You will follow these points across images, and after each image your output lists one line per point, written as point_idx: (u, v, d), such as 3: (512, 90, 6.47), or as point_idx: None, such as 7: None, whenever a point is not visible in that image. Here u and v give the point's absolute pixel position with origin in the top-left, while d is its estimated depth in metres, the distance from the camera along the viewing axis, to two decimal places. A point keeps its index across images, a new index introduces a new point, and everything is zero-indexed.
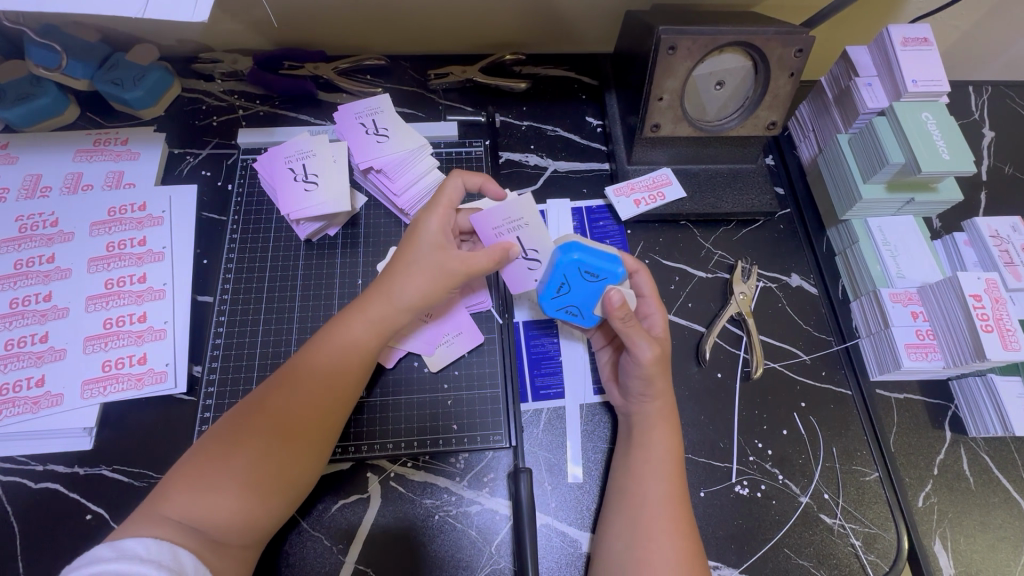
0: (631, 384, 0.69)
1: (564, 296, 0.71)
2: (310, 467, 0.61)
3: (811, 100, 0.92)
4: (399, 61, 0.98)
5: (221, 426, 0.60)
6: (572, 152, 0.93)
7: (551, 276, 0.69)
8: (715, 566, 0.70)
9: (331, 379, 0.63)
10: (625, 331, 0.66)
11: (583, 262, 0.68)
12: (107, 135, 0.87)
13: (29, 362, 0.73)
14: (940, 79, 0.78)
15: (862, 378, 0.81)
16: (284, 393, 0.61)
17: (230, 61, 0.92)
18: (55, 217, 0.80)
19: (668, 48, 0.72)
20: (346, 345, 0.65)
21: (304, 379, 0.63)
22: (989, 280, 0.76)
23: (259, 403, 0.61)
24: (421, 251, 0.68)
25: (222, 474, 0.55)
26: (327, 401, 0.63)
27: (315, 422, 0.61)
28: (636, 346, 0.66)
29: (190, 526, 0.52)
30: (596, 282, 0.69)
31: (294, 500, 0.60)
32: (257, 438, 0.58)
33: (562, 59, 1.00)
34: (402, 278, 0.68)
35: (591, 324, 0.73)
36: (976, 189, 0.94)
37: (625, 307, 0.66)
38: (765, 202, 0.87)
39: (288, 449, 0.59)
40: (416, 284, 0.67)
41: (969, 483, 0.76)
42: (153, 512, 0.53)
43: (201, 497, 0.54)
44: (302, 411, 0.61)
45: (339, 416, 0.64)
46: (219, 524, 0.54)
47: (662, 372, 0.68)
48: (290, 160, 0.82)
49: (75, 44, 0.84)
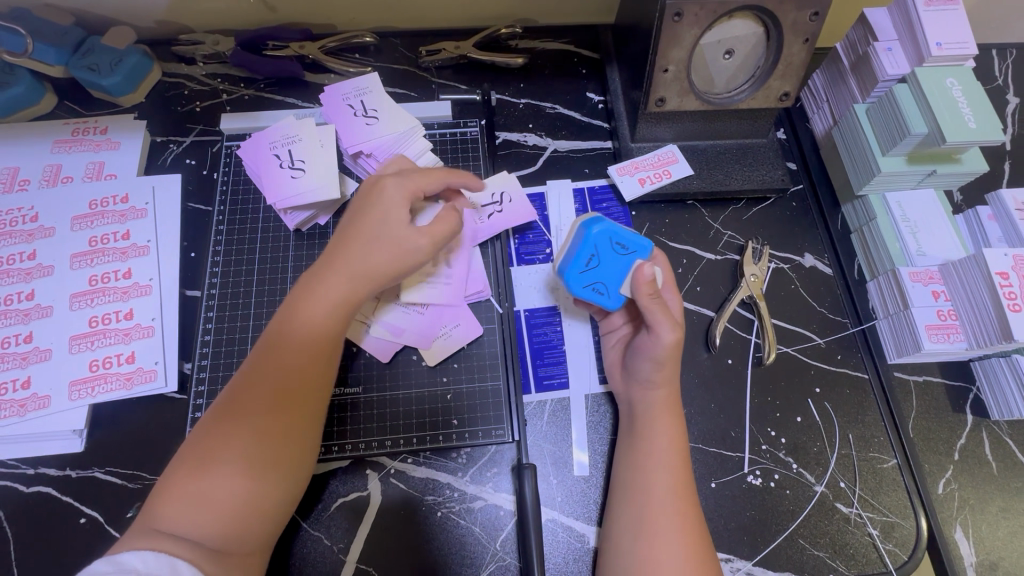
0: (640, 367, 0.67)
1: (590, 271, 0.68)
2: (301, 457, 0.58)
3: (825, 69, 0.87)
4: (388, 38, 0.93)
5: (200, 429, 0.57)
6: (573, 130, 0.88)
7: (581, 245, 0.68)
8: (727, 559, 0.68)
9: (304, 362, 0.60)
10: (649, 308, 0.63)
11: (611, 231, 0.67)
12: (85, 124, 0.83)
13: (14, 363, 0.70)
14: (968, 41, 0.73)
15: (879, 361, 0.77)
16: (252, 386, 0.58)
17: (211, 42, 0.87)
18: (35, 211, 0.77)
19: (674, 14, 0.68)
20: (310, 324, 0.61)
21: (275, 362, 0.59)
22: (1016, 256, 0.71)
23: (235, 403, 0.58)
24: (383, 228, 0.65)
25: (210, 482, 0.53)
26: (297, 382, 0.59)
27: (288, 405, 0.58)
28: (658, 327, 0.64)
29: (188, 538, 0.50)
30: (625, 255, 0.67)
31: (295, 486, 0.58)
32: (235, 434, 0.55)
33: (560, 31, 0.95)
34: (363, 254, 0.63)
35: (615, 306, 0.68)
36: (1000, 159, 0.89)
37: (653, 283, 0.64)
38: (776, 178, 0.83)
39: (272, 443, 0.56)
40: (384, 265, 0.64)
41: (992, 469, 0.73)
42: (147, 528, 0.51)
43: (194, 503, 0.52)
44: (274, 399, 0.58)
45: (317, 393, 0.61)
46: (216, 534, 0.52)
47: (675, 359, 0.66)
48: (275, 146, 0.78)
49: (46, 29, 0.80)
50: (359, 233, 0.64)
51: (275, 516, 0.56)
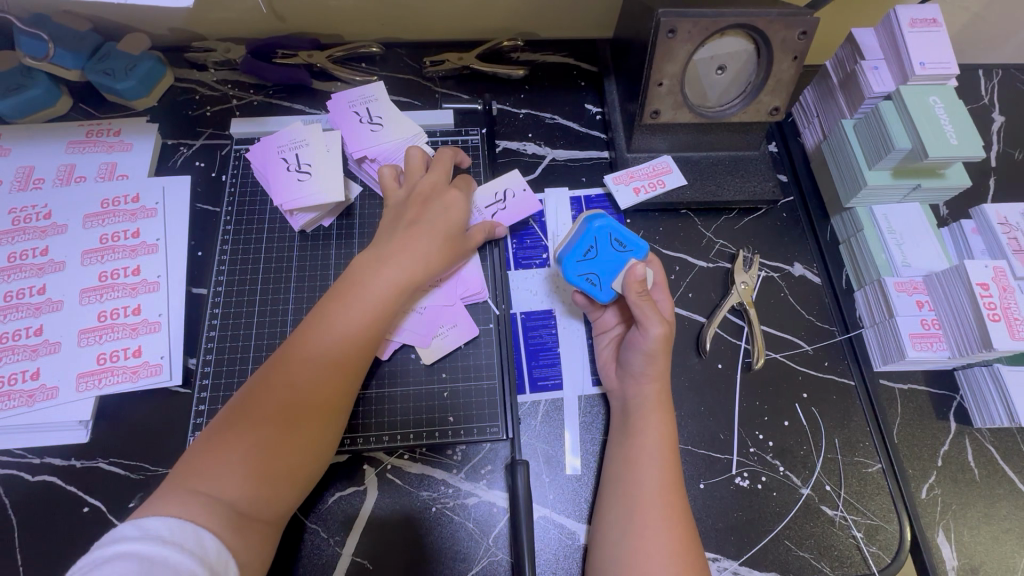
0: (633, 360, 0.69)
1: (586, 262, 0.70)
2: (326, 439, 0.60)
3: (816, 85, 0.90)
4: (393, 48, 0.96)
5: (226, 410, 0.58)
6: (571, 140, 0.91)
7: (580, 237, 0.70)
8: (714, 559, 0.70)
9: (352, 345, 0.62)
10: (638, 305, 0.65)
11: (610, 228, 0.70)
12: (99, 126, 0.86)
13: (25, 355, 0.72)
14: (950, 62, 0.76)
15: (866, 369, 0.79)
16: (299, 365, 0.60)
17: (223, 49, 0.90)
18: (48, 209, 0.80)
19: (668, 31, 0.71)
20: (361, 316, 0.63)
21: (321, 342, 0.61)
22: (997, 268, 0.74)
23: (278, 375, 0.59)
24: (430, 219, 0.71)
25: (240, 456, 0.54)
26: (340, 372, 0.61)
27: (326, 399, 0.60)
28: (647, 321, 0.65)
29: (217, 501, 0.52)
30: (619, 251, 0.70)
31: (312, 474, 0.60)
32: (277, 409, 0.57)
33: (560, 45, 0.98)
34: (415, 244, 0.68)
35: (608, 299, 0.70)
36: (985, 175, 0.92)
37: (642, 282, 0.66)
38: (767, 190, 0.85)
39: (308, 425, 0.58)
40: (432, 253, 0.69)
41: (974, 475, 0.75)
42: (180, 485, 0.52)
43: (225, 473, 0.53)
44: (317, 386, 0.59)
45: (355, 385, 0.63)
46: (246, 501, 0.53)
47: (666, 352, 0.68)
48: (282, 150, 0.81)
49: (65, 34, 0.83)
50: (412, 230, 0.69)
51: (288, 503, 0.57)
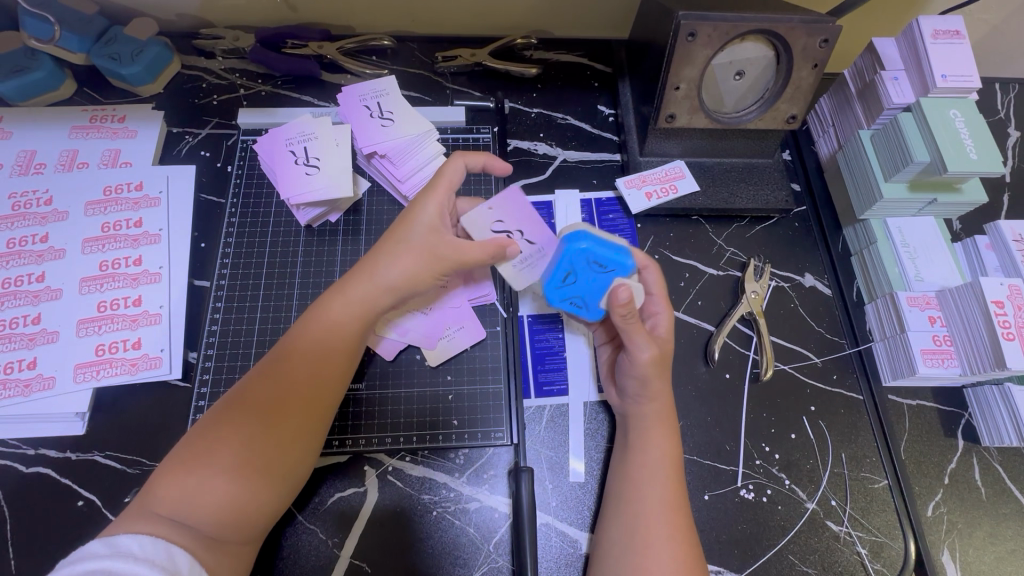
0: (626, 383, 0.68)
1: (569, 287, 0.67)
2: (302, 453, 0.59)
3: (832, 94, 0.88)
4: (406, 42, 0.94)
5: (195, 430, 0.57)
6: (583, 141, 0.90)
7: (557, 266, 0.65)
8: (716, 571, 0.69)
9: (323, 357, 0.61)
10: (625, 327, 0.63)
11: (591, 252, 0.64)
12: (103, 112, 0.84)
13: (22, 344, 0.71)
14: (971, 74, 0.75)
15: (874, 383, 0.78)
16: (268, 381, 0.59)
17: (232, 38, 0.89)
18: (49, 195, 0.78)
19: (688, 34, 0.69)
20: (332, 328, 0.63)
21: (294, 360, 0.60)
22: (1012, 285, 0.73)
23: (245, 394, 0.58)
24: (411, 231, 0.65)
25: (202, 477, 0.52)
26: (310, 385, 0.60)
27: (296, 410, 0.58)
28: (635, 343, 0.64)
29: (181, 522, 0.50)
30: (603, 273, 0.66)
31: (289, 487, 0.58)
32: (242, 425, 0.56)
33: (575, 44, 0.96)
34: (388, 260, 0.65)
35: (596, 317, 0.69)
36: (1000, 191, 0.91)
37: (630, 304, 0.62)
38: (781, 199, 0.84)
39: (279, 438, 0.57)
40: (405, 269, 0.65)
41: (980, 493, 0.74)
42: (144, 508, 0.51)
43: (190, 493, 0.52)
44: (285, 398, 0.58)
45: (331, 399, 0.62)
46: (212, 521, 0.52)
47: (661, 373, 0.66)
48: (291, 142, 0.79)
49: (72, 16, 0.82)
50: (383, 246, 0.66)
51: (261, 521, 0.55)
